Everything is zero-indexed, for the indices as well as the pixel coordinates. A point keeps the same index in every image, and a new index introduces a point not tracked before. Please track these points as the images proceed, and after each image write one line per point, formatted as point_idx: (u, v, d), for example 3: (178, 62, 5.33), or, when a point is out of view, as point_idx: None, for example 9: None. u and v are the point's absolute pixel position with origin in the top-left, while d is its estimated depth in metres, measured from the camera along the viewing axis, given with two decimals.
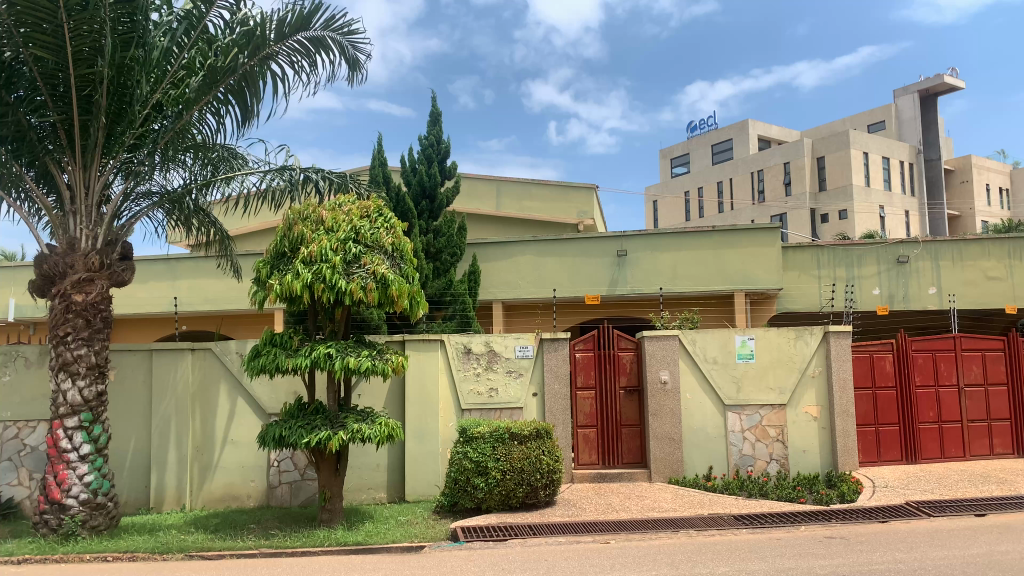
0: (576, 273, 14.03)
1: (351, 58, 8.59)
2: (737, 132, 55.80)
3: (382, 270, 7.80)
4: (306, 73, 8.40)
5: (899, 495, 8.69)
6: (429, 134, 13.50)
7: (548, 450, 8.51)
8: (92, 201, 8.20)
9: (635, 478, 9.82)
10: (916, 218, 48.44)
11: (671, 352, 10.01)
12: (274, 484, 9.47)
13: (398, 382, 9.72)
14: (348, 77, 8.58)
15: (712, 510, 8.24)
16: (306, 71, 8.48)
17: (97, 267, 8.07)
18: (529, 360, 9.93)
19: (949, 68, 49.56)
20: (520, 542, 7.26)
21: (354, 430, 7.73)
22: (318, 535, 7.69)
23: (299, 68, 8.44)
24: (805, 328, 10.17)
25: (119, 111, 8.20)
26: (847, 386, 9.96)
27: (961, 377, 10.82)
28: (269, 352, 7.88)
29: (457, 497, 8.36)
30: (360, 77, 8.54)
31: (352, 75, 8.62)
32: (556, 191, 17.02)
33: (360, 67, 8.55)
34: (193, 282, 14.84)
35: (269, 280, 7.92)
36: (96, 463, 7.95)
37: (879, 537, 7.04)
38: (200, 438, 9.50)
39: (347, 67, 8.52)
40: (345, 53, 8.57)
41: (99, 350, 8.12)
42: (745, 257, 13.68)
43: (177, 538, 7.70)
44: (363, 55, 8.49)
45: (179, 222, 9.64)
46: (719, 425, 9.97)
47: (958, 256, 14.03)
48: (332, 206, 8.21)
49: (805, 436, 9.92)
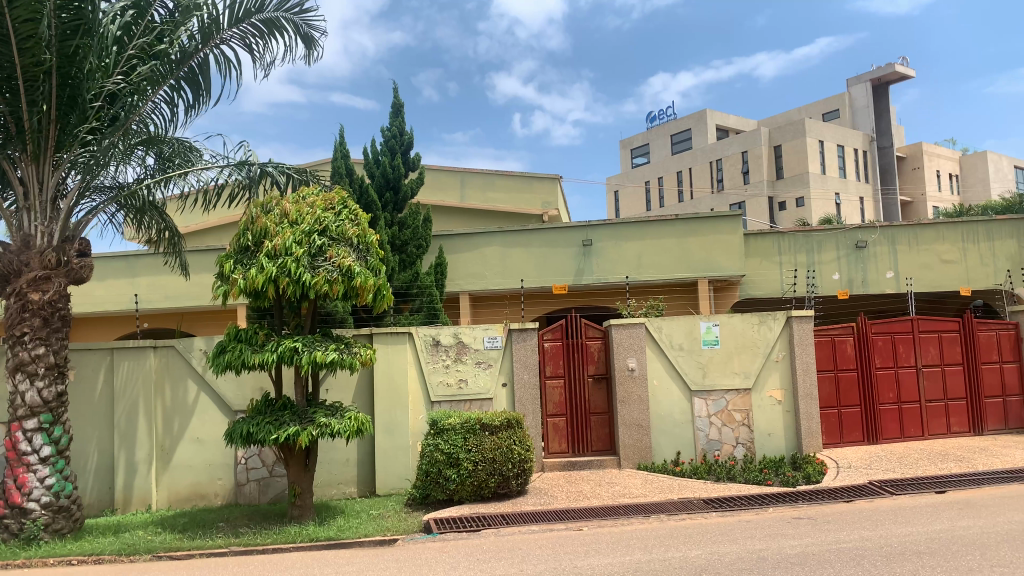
0: (541, 263, 14.05)
1: (306, 36, 8.49)
2: (696, 123, 56.37)
3: (348, 263, 7.74)
4: (259, 54, 8.30)
5: (862, 475, 8.89)
6: (392, 125, 13.36)
7: (519, 439, 8.50)
8: (47, 197, 8.06)
9: (605, 466, 9.91)
10: (870, 204, 49.44)
11: (638, 340, 10.08)
12: (242, 481, 9.34)
13: (367, 374, 9.65)
14: (305, 58, 8.48)
15: (682, 495, 8.34)
16: (261, 52, 8.37)
17: (54, 264, 7.86)
18: (497, 350, 9.95)
19: (901, 58, 50.54)
20: (494, 532, 7.27)
21: (324, 425, 7.67)
22: (290, 531, 7.63)
23: (252, 47, 8.35)
24: (768, 313, 10.35)
25: (72, 101, 8.03)
26: (810, 370, 10.14)
27: (919, 358, 11.09)
28: (235, 348, 7.77)
29: (429, 489, 8.33)
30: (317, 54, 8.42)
31: (309, 55, 8.52)
32: (520, 182, 17.02)
33: (318, 44, 8.45)
34: (153, 279, 14.54)
35: (233, 275, 7.84)
36: (58, 465, 7.78)
37: (844, 515, 7.22)
38: (164, 436, 9.35)
39: (304, 47, 8.43)
40: (300, 32, 8.46)
41: (57, 349, 7.95)
42: (707, 246, 13.87)
43: (144, 540, 7.56)
44: (319, 32, 8.39)
45: (133, 217, 9.51)
46: (686, 410, 10.09)
47: (914, 240, 14.33)
48: (296, 198, 8.15)
49: (770, 420, 10.10)
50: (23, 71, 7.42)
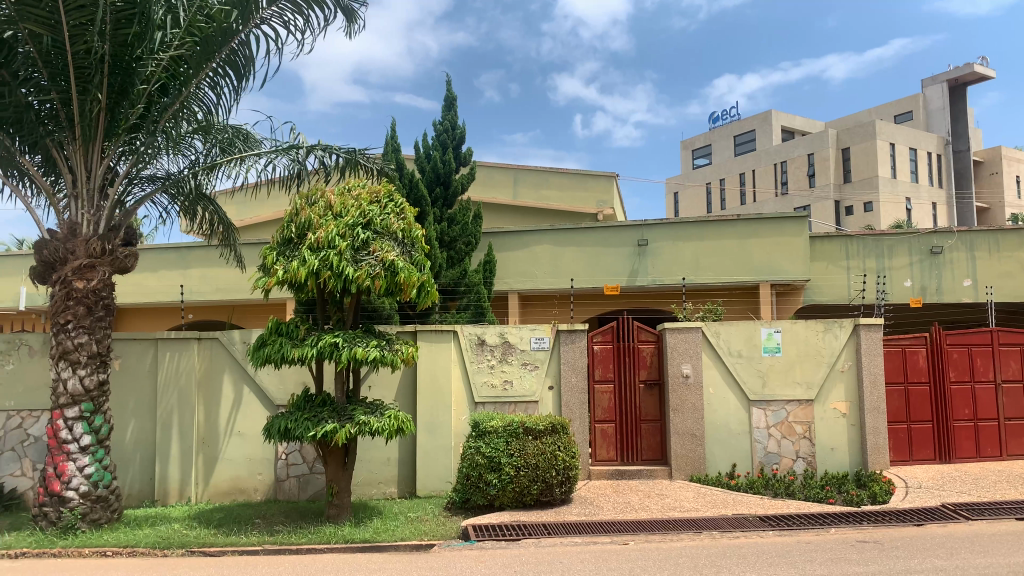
0: (595, 263, 13.64)
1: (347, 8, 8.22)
2: (760, 123, 55.01)
3: (391, 257, 7.48)
4: (298, 29, 8.02)
5: (934, 497, 8.25)
6: (444, 119, 13.12)
7: (564, 445, 8.12)
8: (94, 185, 8.02)
9: (655, 476, 9.47)
10: (943, 209, 47.40)
11: (693, 345, 9.61)
12: (282, 477, 9.20)
13: (410, 373, 9.41)
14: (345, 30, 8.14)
15: (736, 511, 7.85)
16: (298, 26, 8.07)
17: (100, 253, 7.82)
18: (545, 352, 9.58)
19: (980, 58, 48.33)
20: (535, 542, 6.91)
21: (362, 423, 7.44)
22: (325, 532, 7.40)
23: (290, 26, 8.08)
24: (834, 321, 9.74)
25: (122, 89, 8.02)
26: (878, 382, 9.53)
27: (998, 373, 10.34)
28: (275, 341, 7.58)
29: (470, 493, 8.04)
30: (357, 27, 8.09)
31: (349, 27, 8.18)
32: (575, 180, 16.61)
33: (357, 17, 8.20)
34: (204, 271, 14.59)
35: (274, 266, 7.65)
36: (97, 455, 7.73)
37: (914, 541, 6.66)
38: (205, 429, 9.25)
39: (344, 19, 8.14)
40: (340, 4, 8.17)
41: (101, 339, 7.89)
42: (770, 249, 13.23)
43: (179, 533, 7.43)
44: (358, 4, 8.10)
45: (185, 208, 9.45)
46: (743, 420, 9.57)
47: (995, 247, 13.45)
48: (340, 189, 7.94)
49: (834, 434, 9.51)
50: (73, 58, 7.40)
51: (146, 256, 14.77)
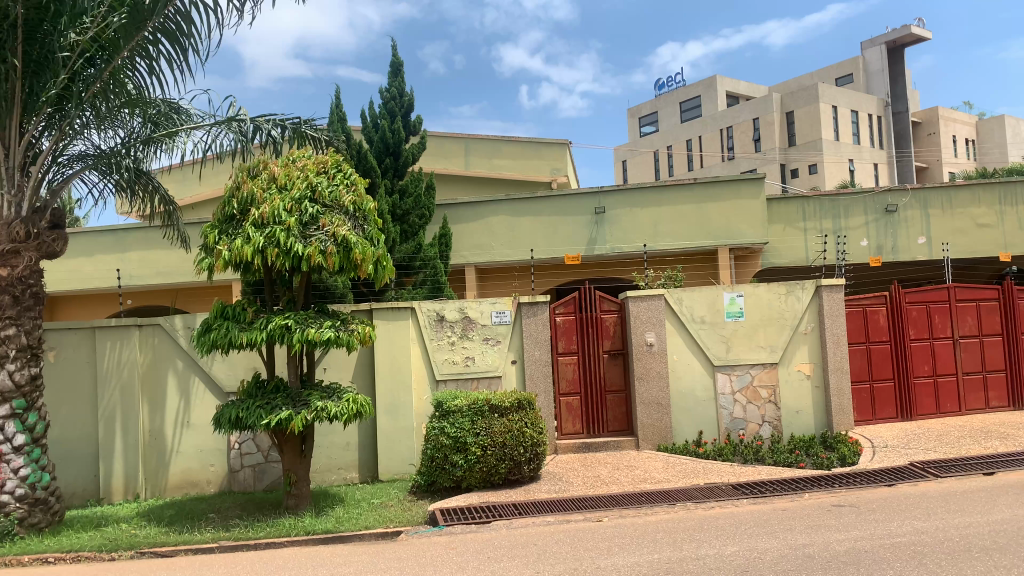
0: (551, 232, 13.36)
1: None
2: (705, 89, 55.18)
3: (342, 232, 7.06)
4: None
5: (902, 456, 8.24)
6: (392, 86, 12.59)
7: (531, 421, 7.87)
8: (14, 164, 7.35)
9: (623, 447, 9.31)
10: (884, 169, 48.30)
11: (657, 312, 9.42)
12: (236, 467, 8.77)
13: (367, 353, 9.03)
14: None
15: (708, 480, 7.70)
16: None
17: (23, 237, 7.22)
18: (506, 325, 9.29)
19: (917, 19, 49.03)
20: (506, 524, 6.65)
21: (319, 409, 7.05)
22: (284, 524, 7.02)
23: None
24: (796, 283, 9.65)
25: (40, 59, 7.39)
26: (841, 342, 9.48)
27: (956, 329, 10.41)
28: (221, 326, 7.12)
29: (435, 475, 7.73)
30: None
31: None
32: (527, 148, 16.25)
33: None
34: (143, 254, 13.88)
35: (217, 245, 7.16)
36: (33, 454, 7.21)
37: (890, 503, 6.59)
38: (152, 421, 8.76)
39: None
40: None
41: (30, 330, 7.34)
42: (727, 212, 13.12)
43: (127, 534, 6.98)
44: None
45: (121, 188, 8.84)
46: (708, 387, 9.44)
47: (947, 204, 13.56)
48: (285, 161, 7.47)
49: (798, 396, 9.45)
50: None
51: (79, 240, 13.97)
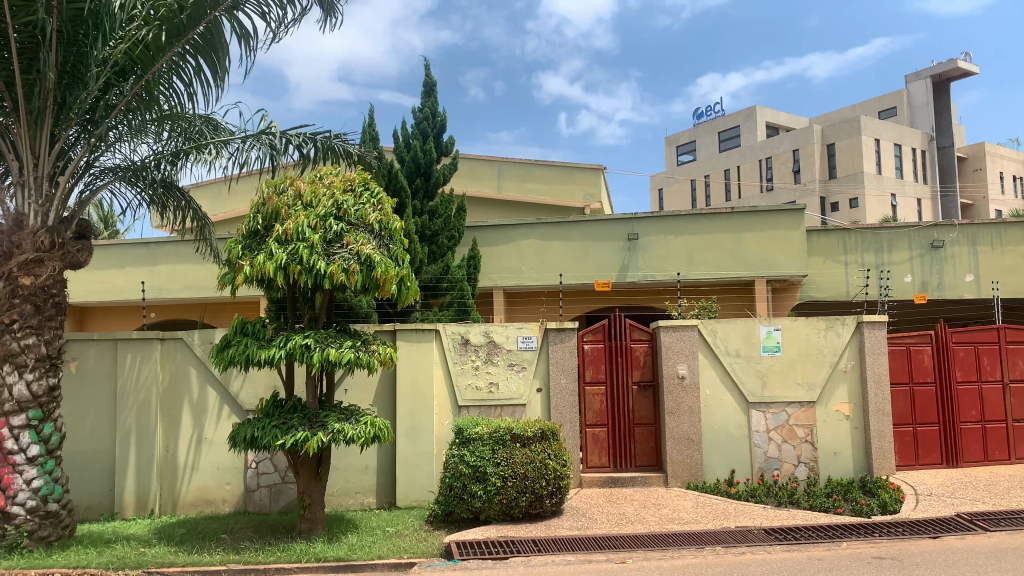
0: (584, 257, 13.10)
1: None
2: (744, 119, 54.63)
3: (367, 250, 6.89)
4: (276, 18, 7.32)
5: (947, 505, 7.77)
6: (424, 106, 12.51)
7: (555, 453, 7.58)
8: (43, 172, 7.26)
9: (650, 483, 8.95)
10: (927, 205, 47.30)
11: (689, 344, 9.09)
12: (252, 487, 8.58)
13: (389, 375, 8.82)
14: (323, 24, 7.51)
15: (739, 523, 7.32)
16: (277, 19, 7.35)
17: (48, 246, 7.13)
18: (533, 352, 9.02)
19: (964, 54, 48.19)
20: (524, 561, 6.34)
21: (336, 431, 6.84)
22: (295, 550, 6.78)
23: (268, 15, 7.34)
24: (836, 318, 9.25)
25: (73, 69, 7.34)
26: (883, 382, 9.06)
27: (1006, 372, 9.91)
28: (240, 342, 6.96)
29: (453, 506, 7.46)
30: (336, 21, 7.49)
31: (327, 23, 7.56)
32: (561, 172, 16.06)
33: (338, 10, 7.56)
34: (173, 268, 13.89)
35: (239, 261, 7.02)
36: (46, 466, 7.08)
37: (935, 557, 6.16)
38: (169, 437, 8.61)
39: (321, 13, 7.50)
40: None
41: (50, 340, 7.24)
42: (766, 242, 12.75)
43: (135, 553, 6.80)
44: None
45: (153, 202, 8.79)
46: (742, 424, 9.06)
47: (997, 241, 13.04)
48: (312, 178, 7.32)
49: (837, 437, 9.03)
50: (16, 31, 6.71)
51: (111, 251, 14.04)
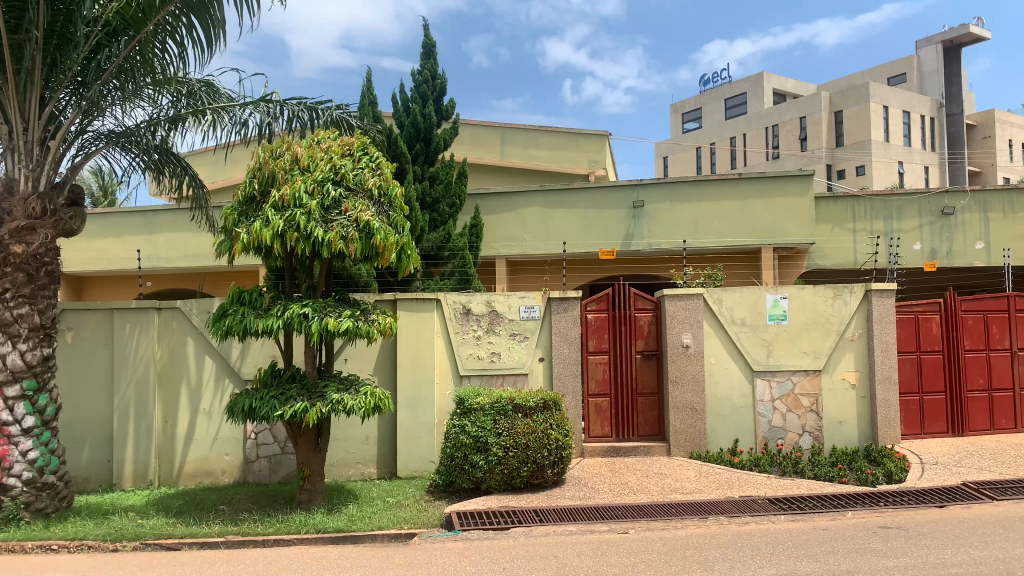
0: (588, 225, 12.92)
1: None
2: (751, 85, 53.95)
3: (365, 217, 6.73)
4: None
5: (954, 475, 7.68)
6: (423, 69, 12.28)
7: (557, 423, 7.48)
8: (33, 137, 7.10)
9: (653, 453, 8.87)
10: (935, 172, 46.81)
11: (694, 312, 8.95)
12: (252, 457, 8.53)
13: (389, 345, 8.72)
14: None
15: (743, 493, 7.23)
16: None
17: (40, 214, 6.98)
18: (535, 321, 8.89)
19: (976, 18, 47.34)
20: (525, 532, 6.26)
21: (335, 401, 6.74)
22: (294, 520, 6.71)
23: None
24: (844, 286, 9.09)
25: (61, 31, 7.15)
26: (890, 350, 8.92)
27: (1014, 341, 9.77)
28: (236, 312, 6.84)
29: (454, 476, 7.39)
30: None
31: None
32: (565, 139, 15.82)
33: None
34: (172, 236, 13.75)
35: (235, 228, 6.87)
36: (43, 437, 7.01)
37: (942, 527, 6.07)
38: (167, 407, 8.54)
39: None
40: None
41: (44, 310, 7.13)
42: (773, 209, 12.55)
43: (133, 524, 6.75)
44: None
45: (149, 169, 8.61)
46: (746, 393, 8.95)
47: (1009, 208, 12.82)
48: (309, 142, 7.14)
49: (842, 407, 8.92)
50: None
51: (109, 220, 13.90)
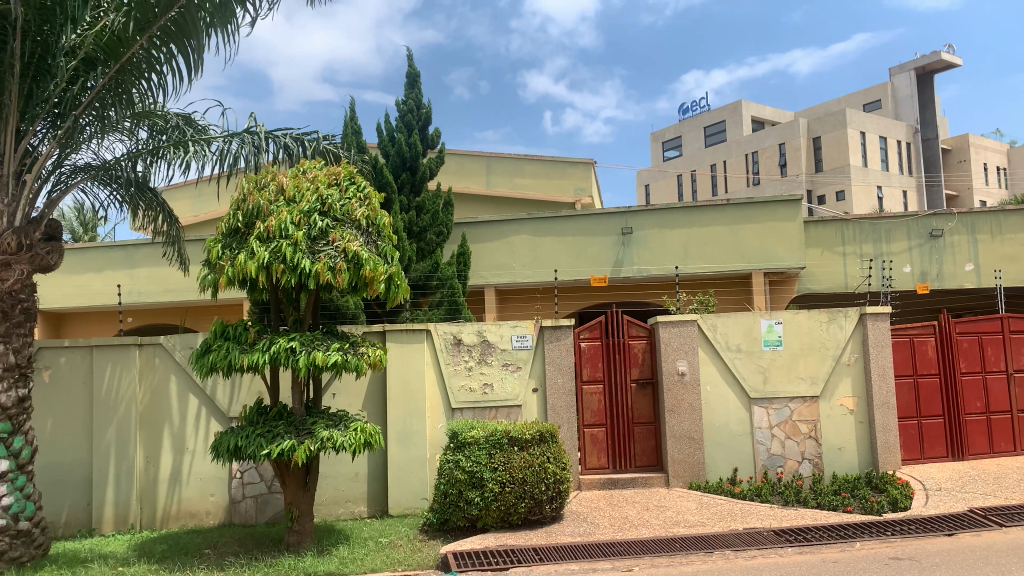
0: (576, 253, 12.79)
1: None
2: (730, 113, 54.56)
3: (354, 247, 6.54)
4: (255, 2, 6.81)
5: (959, 501, 7.53)
6: (408, 99, 12.19)
7: (554, 456, 7.27)
8: (9, 171, 6.86)
9: (651, 484, 8.66)
10: (913, 196, 47.37)
11: (689, 340, 8.80)
12: (238, 498, 8.23)
13: (379, 378, 8.49)
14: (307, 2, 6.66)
15: (747, 524, 7.03)
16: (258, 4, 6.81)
17: (15, 250, 6.72)
18: (528, 351, 8.70)
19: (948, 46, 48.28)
20: (525, 572, 6.02)
21: (325, 439, 6.49)
22: (283, 564, 6.42)
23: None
24: (839, 310, 8.98)
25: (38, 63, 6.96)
26: (887, 374, 8.81)
27: (1010, 362, 9.69)
28: (221, 347, 6.60)
29: (448, 513, 7.13)
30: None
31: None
32: (550, 167, 15.76)
33: None
34: (153, 271, 13.48)
35: (219, 261, 6.65)
36: (17, 482, 6.69)
37: (954, 556, 5.90)
38: (149, 447, 8.24)
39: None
40: None
41: (19, 348, 6.86)
42: (762, 234, 12.50)
43: (113, 572, 6.43)
44: None
45: (125, 203, 8.37)
46: (744, 421, 8.78)
47: (996, 229, 12.86)
48: (294, 172, 6.98)
49: (841, 433, 8.77)
50: None
51: (89, 255, 13.62)
